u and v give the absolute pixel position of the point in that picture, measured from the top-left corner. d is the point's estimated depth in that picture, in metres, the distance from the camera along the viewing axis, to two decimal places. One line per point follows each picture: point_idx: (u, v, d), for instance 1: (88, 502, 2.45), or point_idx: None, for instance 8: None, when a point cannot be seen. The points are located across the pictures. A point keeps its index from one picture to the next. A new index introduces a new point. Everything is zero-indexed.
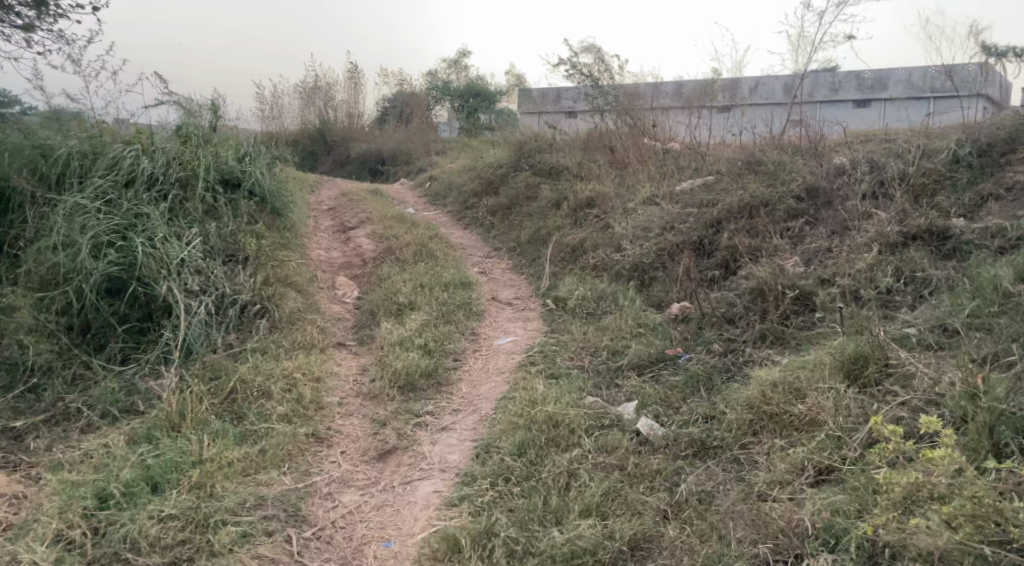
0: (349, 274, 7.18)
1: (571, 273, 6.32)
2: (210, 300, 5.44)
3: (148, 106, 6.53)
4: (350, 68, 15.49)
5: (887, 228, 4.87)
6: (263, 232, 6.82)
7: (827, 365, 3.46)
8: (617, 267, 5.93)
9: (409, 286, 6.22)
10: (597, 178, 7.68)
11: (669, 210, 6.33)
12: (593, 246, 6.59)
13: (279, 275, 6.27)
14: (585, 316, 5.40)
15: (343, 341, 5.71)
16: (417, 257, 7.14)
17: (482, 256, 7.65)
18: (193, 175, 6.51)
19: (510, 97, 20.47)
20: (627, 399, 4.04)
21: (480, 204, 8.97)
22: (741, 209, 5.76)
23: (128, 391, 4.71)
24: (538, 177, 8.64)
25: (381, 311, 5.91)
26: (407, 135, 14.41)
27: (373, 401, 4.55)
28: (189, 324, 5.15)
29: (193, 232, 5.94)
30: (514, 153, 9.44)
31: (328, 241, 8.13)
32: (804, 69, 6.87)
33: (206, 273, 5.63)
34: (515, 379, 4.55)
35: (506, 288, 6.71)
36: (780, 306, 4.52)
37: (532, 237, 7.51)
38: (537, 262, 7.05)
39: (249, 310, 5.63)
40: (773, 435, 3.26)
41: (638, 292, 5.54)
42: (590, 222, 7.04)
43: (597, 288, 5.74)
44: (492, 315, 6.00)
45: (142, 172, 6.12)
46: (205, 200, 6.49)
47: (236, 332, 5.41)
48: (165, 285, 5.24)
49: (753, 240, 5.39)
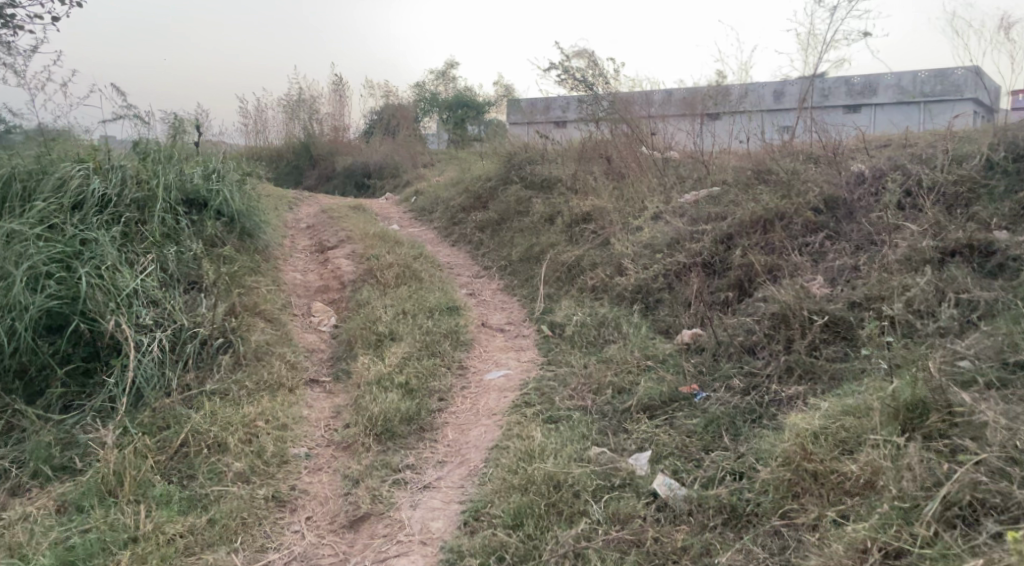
0: (325, 299, 6.61)
1: (568, 295, 5.78)
2: (165, 334, 4.86)
3: (104, 122, 5.97)
4: (334, 80, 14.98)
5: (921, 243, 4.33)
6: (230, 256, 6.25)
7: (878, 412, 2.92)
8: (618, 288, 5.39)
9: (390, 314, 5.65)
10: (593, 189, 7.14)
11: (673, 225, 5.81)
12: (591, 266, 6.05)
13: (246, 305, 5.70)
14: (586, 345, 4.85)
15: (316, 378, 5.16)
16: (399, 278, 6.57)
17: (471, 276, 7.10)
18: (152, 195, 5.95)
19: (499, 107, 19.99)
20: (637, 449, 3.49)
21: (468, 220, 8.43)
22: (755, 223, 5.23)
23: (66, 445, 4.13)
24: (529, 191, 8.10)
25: (358, 343, 5.34)
26: (393, 148, 13.89)
27: (346, 453, 3.98)
28: (138, 364, 4.57)
29: (148, 258, 5.37)
30: (503, 165, 8.91)
31: (304, 262, 7.56)
32: (815, 69, 6.33)
33: (163, 304, 5.07)
34: (509, 423, 3.98)
35: (496, 312, 6.16)
36: (808, 334, 3.98)
37: (524, 256, 6.97)
38: (530, 283, 6.51)
39: (211, 344, 5.04)
40: (821, 501, 2.71)
41: (642, 318, 5.00)
42: (587, 238, 6.50)
43: (597, 313, 5.21)
44: (482, 343, 5.44)
45: (93, 193, 5.57)
46: (165, 223, 5.92)
47: (194, 371, 4.83)
48: (112, 320, 4.68)
49: (769, 258, 4.86)
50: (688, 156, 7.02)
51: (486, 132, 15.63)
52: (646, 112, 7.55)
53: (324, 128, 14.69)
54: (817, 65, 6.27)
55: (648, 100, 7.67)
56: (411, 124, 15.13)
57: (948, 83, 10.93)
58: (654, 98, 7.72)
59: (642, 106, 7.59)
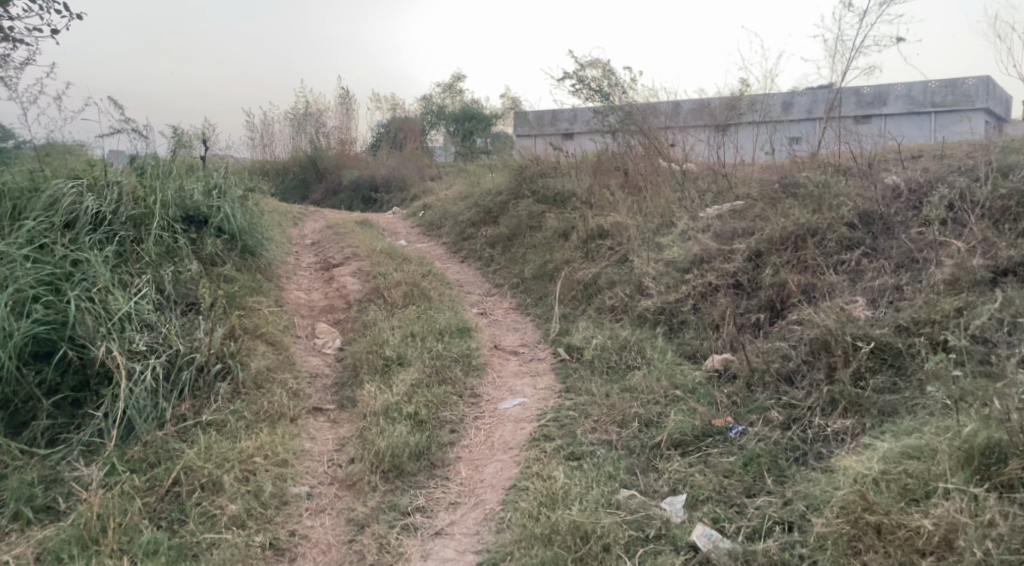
0: (330, 320, 6.33)
1: (585, 316, 5.49)
2: (160, 361, 4.58)
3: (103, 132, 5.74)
4: (341, 93, 14.77)
5: (971, 262, 4.02)
6: (230, 275, 5.98)
7: (947, 457, 2.60)
8: (639, 309, 5.09)
9: (397, 336, 5.35)
10: (609, 203, 6.85)
11: (696, 242, 5.50)
12: (609, 285, 5.75)
13: (247, 327, 5.41)
14: (607, 372, 4.54)
15: (320, 405, 4.87)
16: (407, 298, 6.27)
17: (481, 294, 6.81)
18: (148, 213, 5.69)
19: (506, 120, 19.76)
20: (670, 491, 3.18)
21: (478, 235, 8.15)
22: (785, 239, 4.92)
23: (50, 484, 3.85)
24: (542, 205, 7.82)
25: (365, 368, 5.05)
26: (400, 161, 13.65)
27: (351, 492, 3.69)
28: (129, 394, 4.29)
29: (143, 279, 5.10)
30: (514, 178, 8.63)
31: (309, 280, 7.29)
32: (843, 76, 6.01)
33: (158, 327, 4.79)
34: (527, 459, 3.67)
35: (509, 333, 5.86)
36: (852, 361, 3.66)
37: (538, 273, 6.68)
38: (544, 302, 6.22)
39: (208, 370, 4.77)
40: (889, 560, 2.39)
41: (666, 342, 4.69)
42: (604, 256, 6.21)
43: (618, 336, 4.90)
44: (496, 367, 5.14)
45: (86, 211, 5.31)
46: (162, 241, 5.66)
47: (190, 401, 4.55)
48: (102, 346, 4.40)
49: (802, 277, 4.54)
50: (711, 170, 6.70)
51: (494, 145, 15.39)
52: (665, 124, 7.26)
53: (331, 142, 14.45)
54: (844, 72, 5.95)
55: (668, 111, 7.37)
56: (418, 138, 14.90)
57: (958, 94, 10.93)
58: (674, 108, 7.42)
59: (661, 118, 7.30)
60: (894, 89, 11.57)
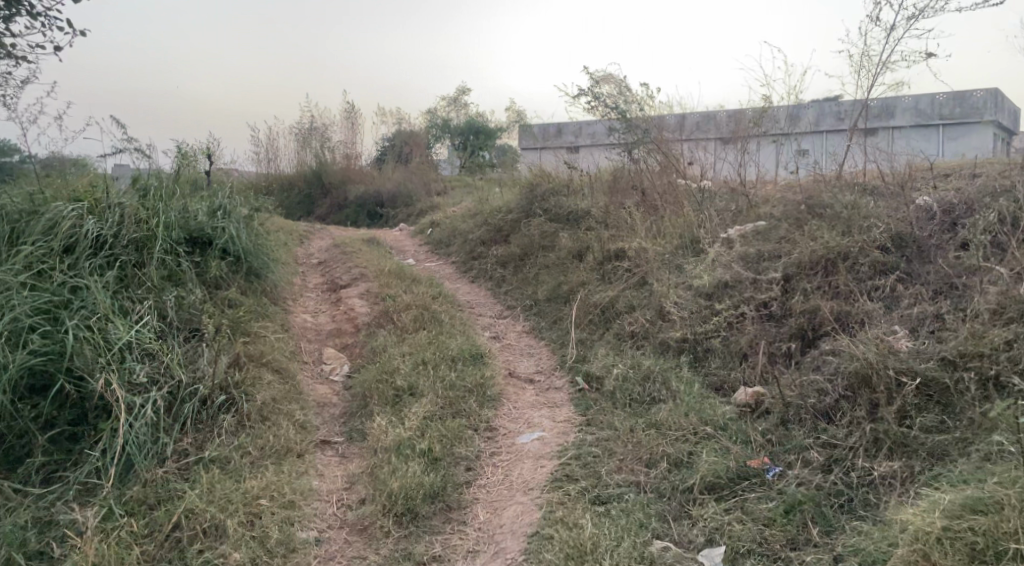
0: (338, 345, 6.13)
1: (604, 342, 5.27)
2: (161, 393, 4.38)
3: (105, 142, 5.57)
4: (347, 108, 14.61)
5: (1017, 289, 3.80)
6: (235, 299, 5.79)
7: (1018, 512, 2.40)
8: (661, 336, 4.88)
9: (408, 364, 5.14)
10: (625, 223, 6.64)
11: (719, 266, 5.30)
12: (627, 309, 5.54)
13: (252, 354, 5.22)
14: (630, 403, 4.33)
15: (329, 438, 4.67)
16: (417, 321, 6.05)
17: (493, 316, 6.60)
18: (151, 235, 5.50)
19: (512, 133, 19.61)
20: (707, 543, 2.98)
21: (489, 254, 7.95)
22: (815, 263, 4.71)
23: (45, 527, 3.65)
24: (554, 224, 7.62)
25: (375, 398, 4.84)
26: (406, 176, 13.48)
27: (363, 538, 3.48)
28: (129, 429, 4.09)
29: (145, 306, 4.91)
30: (524, 196, 8.44)
31: (315, 303, 7.09)
32: (869, 92, 5.79)
33: (160, 357, 4.60)
34: (549, 503, 3.46)
35: (524, 359, 5.65)
36: (895, 399, 3.44)
37: (552, 295, 6.47)
38: (559, 325, 6.01)
39: (212, 402, 4.57)
40: None
41: (691, 372, 4.47)
42: (621, 278, 6.01)
43: (639, 365, 4.68)
44: (512, 397, 4.91)
45: (86, 235, 5.12)
46: (165, 265, 5.47)
47: (193, 435, 4.36)
48: (101, 378, 4.20)
49: (834, 304, 4.33)
50: (733, 188, 6.48)
51: (500, 160, 15.22)
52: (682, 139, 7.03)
53: (337, 157, 14.26)
54: (871, 87, 5.75)
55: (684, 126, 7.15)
56: (424, 152, 14.75)
57: (965, 106, 10.66)
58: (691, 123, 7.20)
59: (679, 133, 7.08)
60: (900, 102, 10.99)
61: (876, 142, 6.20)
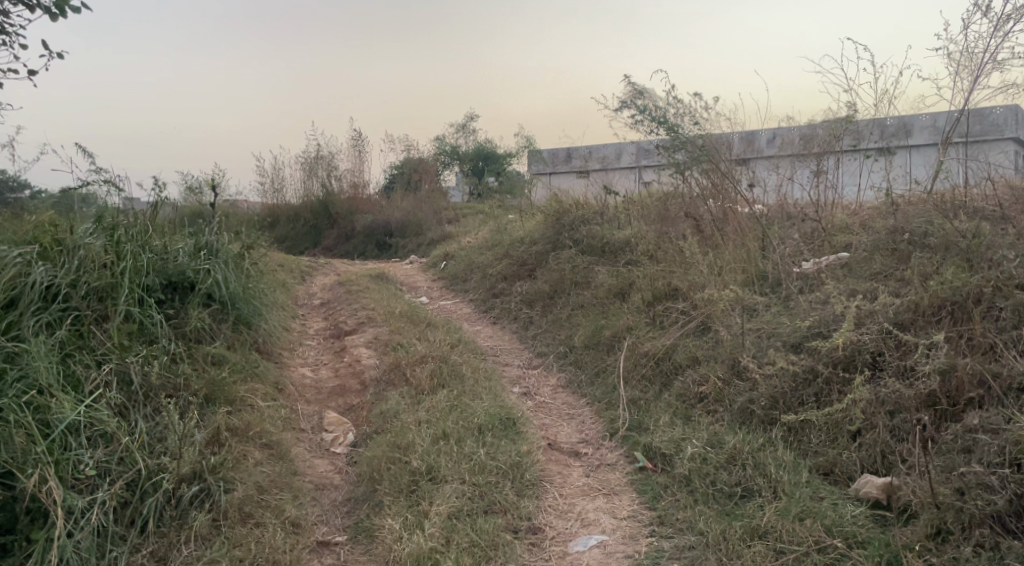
0: (341, 406, 5.19)
1: (665, 404, 4.31)
2: (113, 490, 3.46)
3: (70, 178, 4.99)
4: (354, 136, 13.79)
5: None
6: (220, 356, 4.87)
7: None
8: (742, 401, 3.92)
9: (425, 437, 4.15)
10: (675, 254, 5.71)
11: (806, 311, 4.33)
12: (690, 362, 4.57)
13: (235, 426, 4.26)
14: (714, 495, 3.36)
15: (329, 537, 3.73)
16: (435, 376, 5.08)
17: (522, 366, 5.65)
18: (116, 282, 4.59)
19: (521, 160, 18.75)
20: None
21: (513, 291, 7.00)
22: (938, 309, 3.74)
23: None
24: (588, 257, 6.69)
25: (386, 482, 3.88)
26: (416, 204, 12.60)
27: None
28: (68, 542, 3.19)
29: (103, 372, 4.00)
30: (551, 225, 7.51)
31: (317, 353, 6.16)
32: (974, 92, 4.82)
33: (117, 439, 3.68)
34: None
35: (563, 421, 4.68)
36: None
37: (591, 341, 5.50)
38: (602, 378, 5.04)
39: (181, 496, 3.64)
40: None
41: (788, 451, 3.50)
42: (675, 323, 5.06)
43: (719, 440, 3.71)
44: (556, 479, 3.92)
45: (33, 285, 4.21)
46: (132, 318, 4.55)
47: (155, 542, 3.44)
48: (34, 475, 3.27)
49: (975, 361, 3.34)
50: (813, 219, 5.53)
51: (513, 185, 14.33)
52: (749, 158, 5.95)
53: (343, 186, 13.18)
54: (970, 91, 4.85)
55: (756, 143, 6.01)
56: (434, 179, 13.87)
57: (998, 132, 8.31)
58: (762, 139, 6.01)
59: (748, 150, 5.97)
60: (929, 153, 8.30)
61: (990, 153, 5.15)
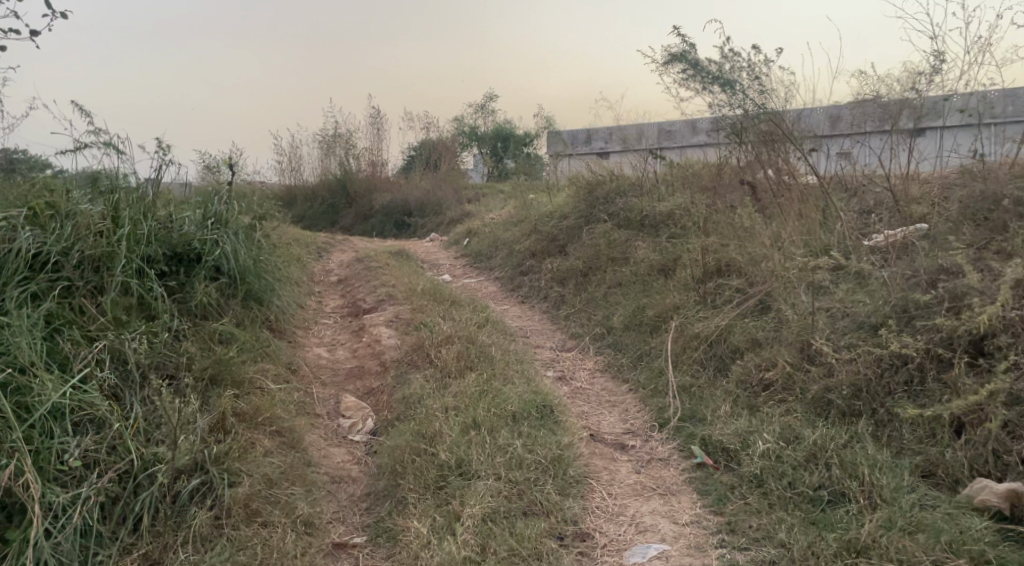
0: (360, 389, 4.74)
1: (723, 392, 3.82)
2: (99, 483, 3.02)
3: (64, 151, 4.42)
4: (372, 113, 13.31)
5: None
6: (228, 334, 4.42)
7: None
8: (818, 390, 3.42)
9: (453, 426, 3.69)
10: (726, 228, 5.20)
11: (886, 287, 3.81)
12: (750, 345, 4.07)
13: (242, 411, 3.82)
14: (794, 500, 2.87)
15: (347, 539, 3.28)
16: (462, 358, 4.61)
17: (556, 348, 5.17)
18: (113, 251, 4.14)
19: (542, 140, 18.19)
20: None
21: (543, 269, 6.51)
22: None
23: None
24: (624, 231, 6.18)
25: (409, 477, 3.42)
26: (435, 182, 12.12)
27: None
28: (44, 545, 2.77)
29: (93, 350, 3.55)
30: (583, 198, 6.99)
31: (333, 332, 5.71)
32: None
33: (106, 425, 3.24)
34: None
35: (605, 409, 4.20)
36: None
37: (632, 322, 5.00)
38: (646, 362, 4.56)
39: (179, 490, 3.19)
40: None
41: (879, 449, 3.00)
42: (729, 302, 4.56)
43: (794, 435, 3.22)
44: (603, 475, 3.44)
45: (19, 252, 3.77)
46: (130, 291, 4.10)
47: (148, 544, 3.01)
48: (8, 466, 2.84)
49: None
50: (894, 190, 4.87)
51: (535, 163, 13.80)
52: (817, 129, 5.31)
53: (361, 164, 12.72)
54: None
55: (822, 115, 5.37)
56: (453, 157, 13.38)
57: None
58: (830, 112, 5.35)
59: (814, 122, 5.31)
60: None
61: None
